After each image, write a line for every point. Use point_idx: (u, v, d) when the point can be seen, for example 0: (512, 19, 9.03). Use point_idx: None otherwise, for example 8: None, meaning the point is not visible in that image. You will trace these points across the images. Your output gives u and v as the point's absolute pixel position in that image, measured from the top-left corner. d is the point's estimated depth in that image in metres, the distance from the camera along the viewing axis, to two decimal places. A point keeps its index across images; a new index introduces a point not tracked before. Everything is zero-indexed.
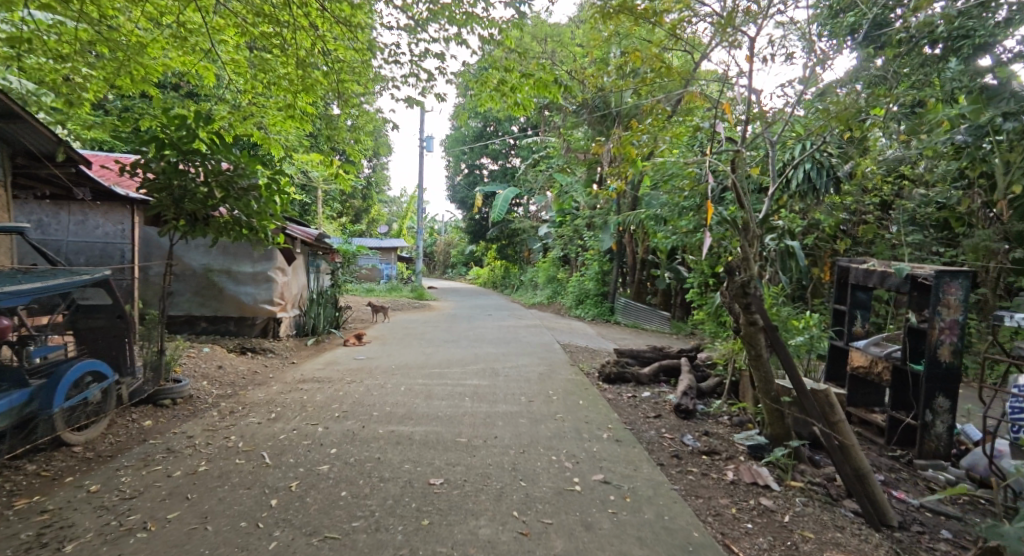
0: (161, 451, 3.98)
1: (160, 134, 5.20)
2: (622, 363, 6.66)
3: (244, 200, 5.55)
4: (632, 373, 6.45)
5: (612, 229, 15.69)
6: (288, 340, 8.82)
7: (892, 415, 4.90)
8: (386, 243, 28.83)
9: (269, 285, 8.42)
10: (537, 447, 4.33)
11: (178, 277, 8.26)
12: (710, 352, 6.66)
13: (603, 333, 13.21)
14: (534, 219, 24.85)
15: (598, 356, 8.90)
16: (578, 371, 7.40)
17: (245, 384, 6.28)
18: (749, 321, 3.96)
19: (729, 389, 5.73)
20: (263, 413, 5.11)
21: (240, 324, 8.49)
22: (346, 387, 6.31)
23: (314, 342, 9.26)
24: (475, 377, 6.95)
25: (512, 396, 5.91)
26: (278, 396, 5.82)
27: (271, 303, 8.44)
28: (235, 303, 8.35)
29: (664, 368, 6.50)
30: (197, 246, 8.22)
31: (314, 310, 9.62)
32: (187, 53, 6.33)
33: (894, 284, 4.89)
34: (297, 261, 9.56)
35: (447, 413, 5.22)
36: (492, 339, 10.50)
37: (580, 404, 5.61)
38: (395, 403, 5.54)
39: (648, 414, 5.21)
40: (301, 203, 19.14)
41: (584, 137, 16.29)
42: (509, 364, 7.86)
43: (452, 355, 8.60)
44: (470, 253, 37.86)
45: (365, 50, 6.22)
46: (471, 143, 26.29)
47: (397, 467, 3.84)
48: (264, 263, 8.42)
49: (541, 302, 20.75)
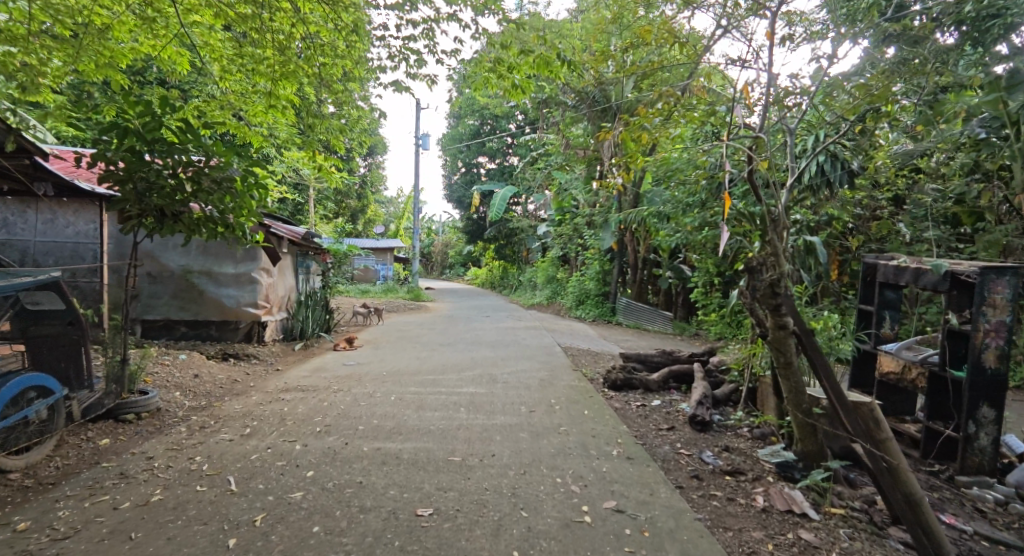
0: (114, 476, 3.51)
1: (120, 121, 4.72)
2: (628, 369, 6.21)
3: (219, 194, 5.11)
4: (640, 379, 6.00)
5: (613, 227, 15.25)
6: (274, 346, 8.36)
7: (929, 426, 4.44)
8: (382, 243, 28.32)
9: (253, 286, 7.97)
10: (539, 466, 3.86)
11: (156, 279, 7.79)
12: (723, 356, 6.20)
13: (605, 335, 12.73)
14: (532, 218, 24.39)
15: (602, 360, 8.44)
16: (581, 376, 6.96)
17: (222, 395, 5.80)
18: (779, 324, 3.50)
19: (746, 396, 5.28)
20: (237, 429, 4.63)
21: (222, 328, 8.01)
22: (332, 397, 5.85)
23: (301, 347, 8.80)
24: (471, 384, 6.49)
25: (511, 406, 5.46)
26: (257, 408, 5.35)
27: (255, 306, 7.99)
28: (216, 306, 7.88)
29: (674, 374, 6.05)
30: (176, 245, 7.74)
31: (302, 312, 9.16)
32: (157, 37, 5.89)
33: (930, 281, 4.45)
34: (284, 261, 9.09)
35: (440, 426, 4.77)
36: (490, 342, 10.04)
37: (585, 415, 5.15)
38: (383, 416, 5.08)
39: (660, 427, 4.76)
40: (294, 203, 18.71)
41: (584, 134, 15.88)
42: (507, 369, 7.39)
43: (448, 360, 8.14)
44: (467, 254, 37.37)
45: (351, 32, 5.79)
46: (468, 141, 25.85)
47: (381, 494, 3.37)
48: (248, 263, 7.97)
49: (540, 303, 20.26)
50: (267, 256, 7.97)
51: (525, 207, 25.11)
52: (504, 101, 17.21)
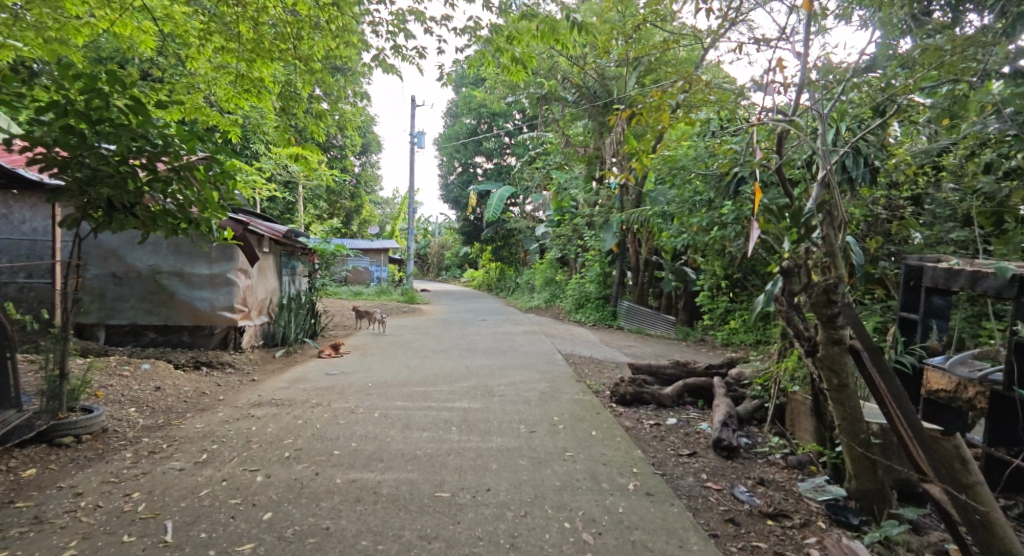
0: (25, 521, 2.88)
1: (59, 99, 4.07)
2: (639, 382, 5.62)
3: (178, 184, 4.54)
4: (652, 393, 5.42)
5: (615, 228, 14.68)
6: (252, 353, 7.74)
7: (992, 453, 3.83)
8: (376, 244, 27.61)
9: (229, 288, 7.35)
10: (544, 504, 3.26)
11: (121, 281, 7.13)
12: (744, 368, 5.61)
13: (607, 340, 12.11)
14: (530, 218, 23.85)
15: (606, 370, 7.84)
16: (585, 389, 6.37)
17: (184, 410, 5.17)
18: (833, 338, 2.92)
19: (773, 414, 4.71)
20: (191, 453, 4.00)
21: (194, 334, 7.37)
22: (309, 413, 5.24)
23: (283, 354, 8.19)
24: (465, 397, 5.89)
25: (509, 425, 4.87)
26: (222, 426, 4.73)
27: (231, 309, 7.37)
28: (189, 311, 7.25)
29: (690, 387, 5.47)
30: (145, 245, 7.10)
31: (284, 316, 8.56)
32: (117, 13, 5.29)
33: (991, 286, 3.85)
34: (264, 261, 8.46)
35: (427, 451, 4.17)
36: (486, 348, 9.45)
37: (593, 437, 4.55)
38: (363, 438, 4.47)
39: (679, 452, 4.16)
40: (284, 201, 18.05)
41: (584, 131, 15.30)
42: (504, 380, 6.77)
43: (440, 369, 7.53)
44: (465, 256, 36.73)
45: (334, 8, 5.21)
46: (465, 140, 25.31)
47: (349, 546, 2.75)
48: (224, 263, 7.36)
49: (539, 306, 19.61)
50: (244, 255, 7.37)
51: (522, 208, 24.54)
52: (502, 98, 16.64)
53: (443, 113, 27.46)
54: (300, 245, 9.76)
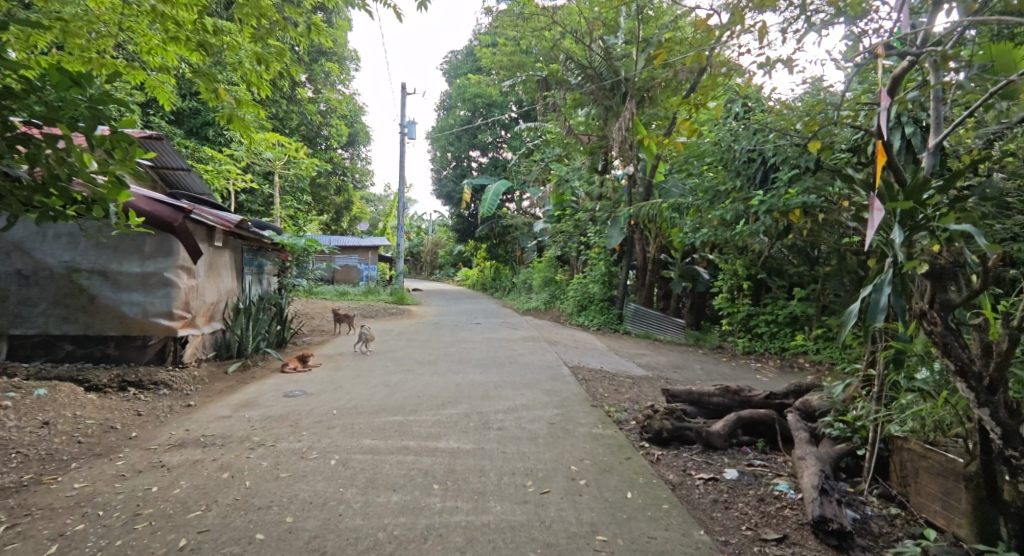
0: None
1: None
2: (677, 415, 4.35)
3: (43, 144, 3.23)
4: (696, 431, 4.14)
5: (622, 223, 13.36)
6: (198, 369, 6.41)
7: None
8: (366, 241, 26.11)
9: (165, 291, 6.05)
10: None
11: (30, 281, 5.90)
12: (814, 396, 4.33)
13: (616, 349, 10.78)
14: (526, 215, 22.53)
15: (622, 389, 6.54)
16: (605, 419, 5.05)
17: (71, 457, 3.83)
18: None
19: (874, 470, 3.44)
20: (36, 544, 2.68)
21: (124, 347, 6.06)
22: (242, 460, 3.90)
23: (238, 368, 6.87)
24: (452, 432, 4.61)
25: (511, 482, 3.57)
26: (112, 483, 3.41)
27: (169, 316, 6.05)
28: (115, 317, 5.97)
29: (744, 422, 4.19)
30: (59, 236, 5.89)
31: (241, 322, 7.26)
32: None
33: None
34: (216, 258, 7.12)
35: (392, 535, 2.85)
36: (480, 360, 8.13)
37: (632, 504, 3.24)
38: (304, 507, 3.15)
39: (762, 534, 2.87)
40: (261, 194, 16.54)
41: (588, 118, 13.96)
42: (501, 404, 5.48)
43: (424, 388, 6.24)
44: (460, 254, 35.25)
45: None
46: (458, 132, 23.93)
47: None
48: (160, 259, 6.10)
49: (537, 309, 18.23)
50: (183, 248, 6.07)
51: (518, 203, 23.21)
52: (498, 82, 15.26)
53: (436, 103, 26.08)
54: (267, 241, 8.56)
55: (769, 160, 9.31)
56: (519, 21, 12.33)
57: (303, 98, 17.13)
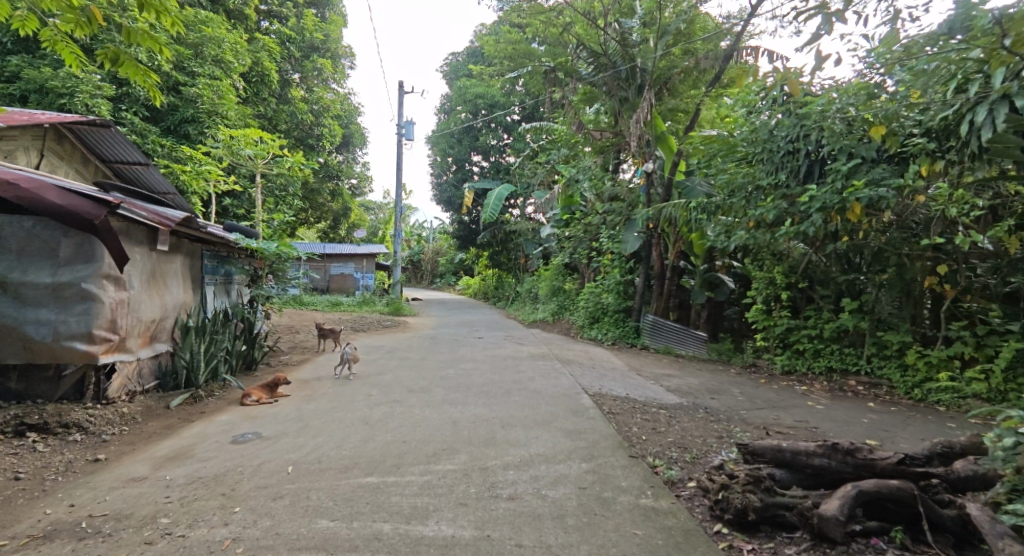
0: None
1: None
2: (766, 485, 3.01)
3: None
4: (802, 515, 2.83)
5: (640, 226, 11.96)
6: (130, 406, 5.11)
7: None
8: (362, 249, 24.70)
9: (84, 307, 4.76)
10: None
11: None
12: (967, 463, 3.05)
13: (638, 368, 9.39)
14: (532, 220, 21.26)
15: (661, 427, 5.17)
16: (653, 480, 3.70)
17: None
18: None
19: None
20: None
21: (33, 380, 4.80)
22: None
23: (185, 402, 5.57)
24: (446, 506, 3.29)
25: None
26: None
27: (88, 339, 4.75)
28: (19, 341, 4.69)
29: (869, 502, 2.86)
30: None
31: (191, 342, 5.95)
32: None
33: None
34: (159, 265, 5.81)
35: None
36: (482, 387, 6.76)
37: None
38: None
39: None
40: (246, 197, 15.29)
41: (600, 114, 12.68)
42: (511, 456, 4.16)
43: (412, 429, 4.90)
44: (461, 261, 33.99)
45: None
46: (459, 135, 22.72)
47: None
48: (78, 266, 4.82)
49: (544, 320, 16.82)
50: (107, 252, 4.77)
51: (523, 208, 21.89)
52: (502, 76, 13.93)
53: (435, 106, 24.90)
54: (234, 244, 7.32)
55: (820, 151, 7.92)
56: (528, 7, 11.08)
57: (293, 96, 15.89)
